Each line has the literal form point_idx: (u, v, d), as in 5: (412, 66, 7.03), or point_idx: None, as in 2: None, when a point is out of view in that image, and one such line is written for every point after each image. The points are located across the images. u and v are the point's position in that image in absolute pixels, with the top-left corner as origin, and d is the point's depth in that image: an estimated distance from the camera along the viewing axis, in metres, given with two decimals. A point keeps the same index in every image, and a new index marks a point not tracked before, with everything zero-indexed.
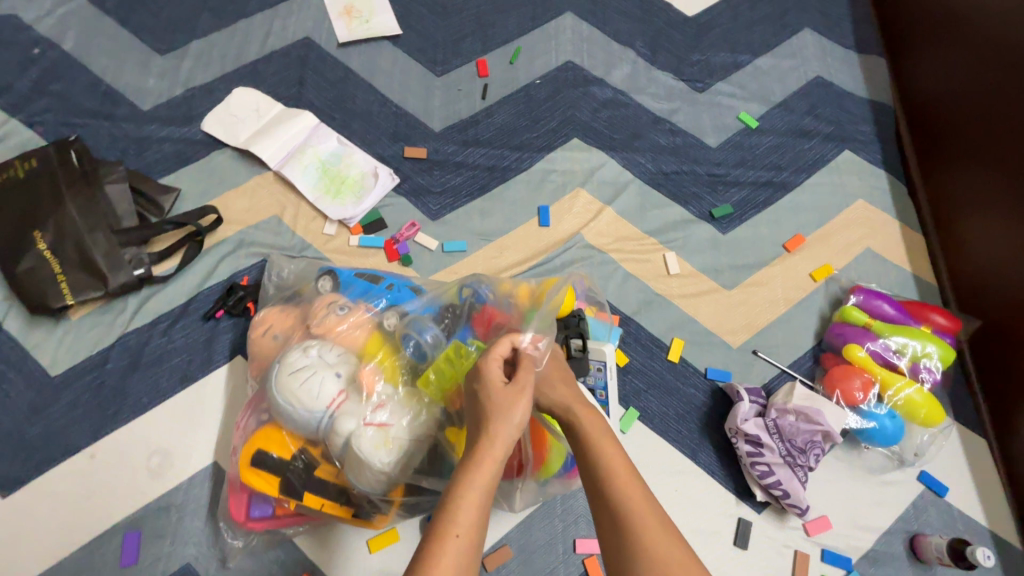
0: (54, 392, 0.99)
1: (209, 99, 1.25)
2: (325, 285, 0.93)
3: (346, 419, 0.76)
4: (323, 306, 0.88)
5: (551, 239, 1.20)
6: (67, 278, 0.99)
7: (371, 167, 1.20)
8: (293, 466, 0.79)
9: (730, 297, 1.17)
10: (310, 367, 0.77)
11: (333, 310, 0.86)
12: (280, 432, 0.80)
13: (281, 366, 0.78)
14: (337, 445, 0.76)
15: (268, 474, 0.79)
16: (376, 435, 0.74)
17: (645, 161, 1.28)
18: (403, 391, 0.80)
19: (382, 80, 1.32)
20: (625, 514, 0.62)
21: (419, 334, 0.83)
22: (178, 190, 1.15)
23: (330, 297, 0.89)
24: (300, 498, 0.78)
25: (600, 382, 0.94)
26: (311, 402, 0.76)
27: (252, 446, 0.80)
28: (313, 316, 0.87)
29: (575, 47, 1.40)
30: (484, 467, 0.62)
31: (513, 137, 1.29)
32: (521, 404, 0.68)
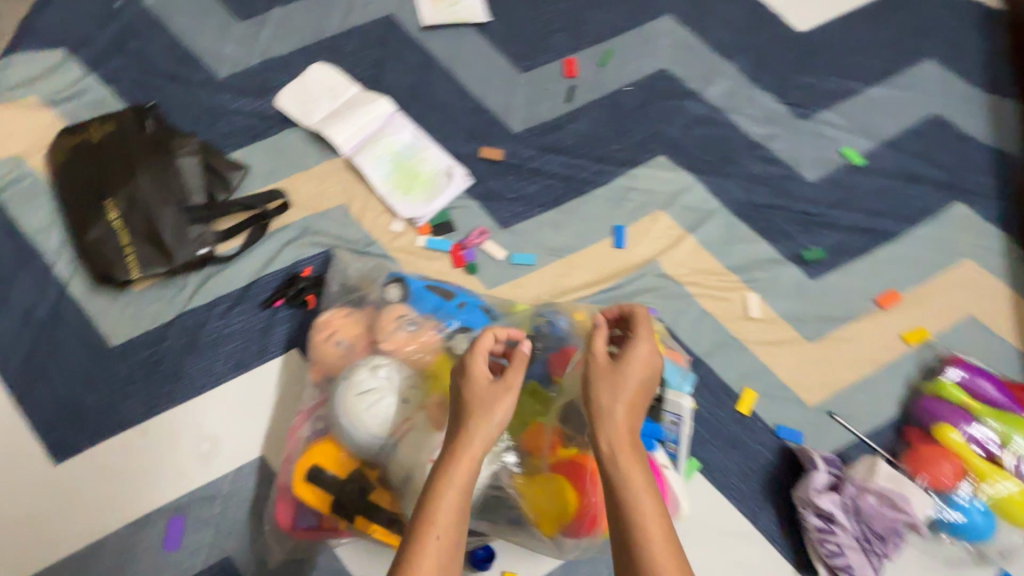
0: (110, 363, 0.98)
1: (285, 73, 1.20)
2: (395, 295, 0.89)
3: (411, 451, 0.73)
4: (391, 318, 0.84)
5: (625, 262, 1.13)
6: (134, 249, 0.96)
7: (445, 165, 1.15)
8: (347, 488, 0.75)
9: (811, 350, 1.09)
10: (377, 391, 0.75)
11: (402, 325, 0.84)
12: (337, 447, 0.78)
13: (349, 384, 0.76)
14: (398, 476, 0.73)
15: (324, 492, 0.76)
16: None
17: (735, 190, 1.19)
18: None
19: (464, 70, 1.24)
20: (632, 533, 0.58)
21: None
22: (247, 168, 1.11)
23: (399, 309, 0.85)
24: (351, 521, 0.76)
25: (673, 435, 0.87)
26: (377, 427, 0.74)
27: (308, 460, 0.78)
28: (381, 329, 0.83)
29: (671, 55, 1.30)
30: (462, 466, 0.61)
31: (595, 146, 1.20)
32: (506, 401, 0.66)
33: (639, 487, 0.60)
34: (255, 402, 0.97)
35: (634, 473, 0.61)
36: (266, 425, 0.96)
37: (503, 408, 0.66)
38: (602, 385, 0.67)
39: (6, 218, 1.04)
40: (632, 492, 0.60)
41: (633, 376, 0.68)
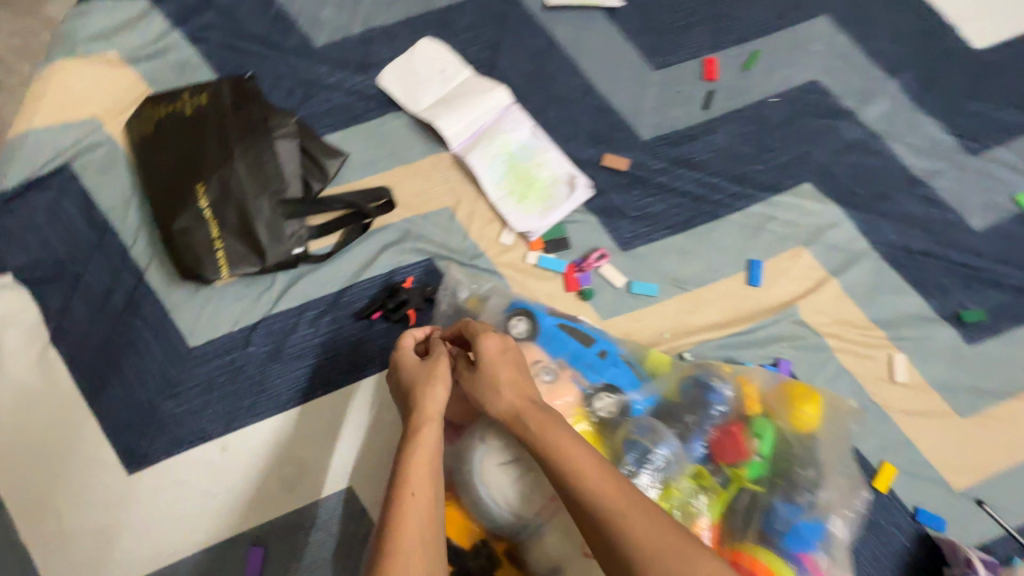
0: (189, 367, 0.88)
1: (390, 47, 1.05)
2: (520, 331, 0.78)
3: (556, 537, 0.65)
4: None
5: (757, 304, 1.00)
6: (224, 245, 0.85)
7: (565, 172, 1.01)
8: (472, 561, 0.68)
9: (960, 426, 0.96)
10: (522, 464, 0.66)
11: (537, 374, 0.73)
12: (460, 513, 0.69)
13: (486, 451, 0.67)
14: (539, 558, 0.66)
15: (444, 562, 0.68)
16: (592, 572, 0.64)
17: (888, 230, 1.04)
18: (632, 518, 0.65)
19: (590, 61, 1.09)
20: (574, 481, 0.54)
21: (654, 445, 0.67)
22: (345, 155, 0.97)
23: (530, 351, 0.75)
24: None
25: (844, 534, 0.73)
26: (521, 505, 0.66)
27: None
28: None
29: (825, 62, 1.12)
30: (423, 441, 0.61)
31: (732, 165, 1.06)
32: (437, 378, 0.67)
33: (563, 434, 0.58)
34: (345, 426, 0.87)
35: (550, 424, 0.60)
36: (356, 453, 0.86)
37: (437, 381, 0.67)
38: (492, 368, 0.66)
39: (80, 191, 0.93)
40: (559, 443, 0.57)
41: (497, 346, 0.67)
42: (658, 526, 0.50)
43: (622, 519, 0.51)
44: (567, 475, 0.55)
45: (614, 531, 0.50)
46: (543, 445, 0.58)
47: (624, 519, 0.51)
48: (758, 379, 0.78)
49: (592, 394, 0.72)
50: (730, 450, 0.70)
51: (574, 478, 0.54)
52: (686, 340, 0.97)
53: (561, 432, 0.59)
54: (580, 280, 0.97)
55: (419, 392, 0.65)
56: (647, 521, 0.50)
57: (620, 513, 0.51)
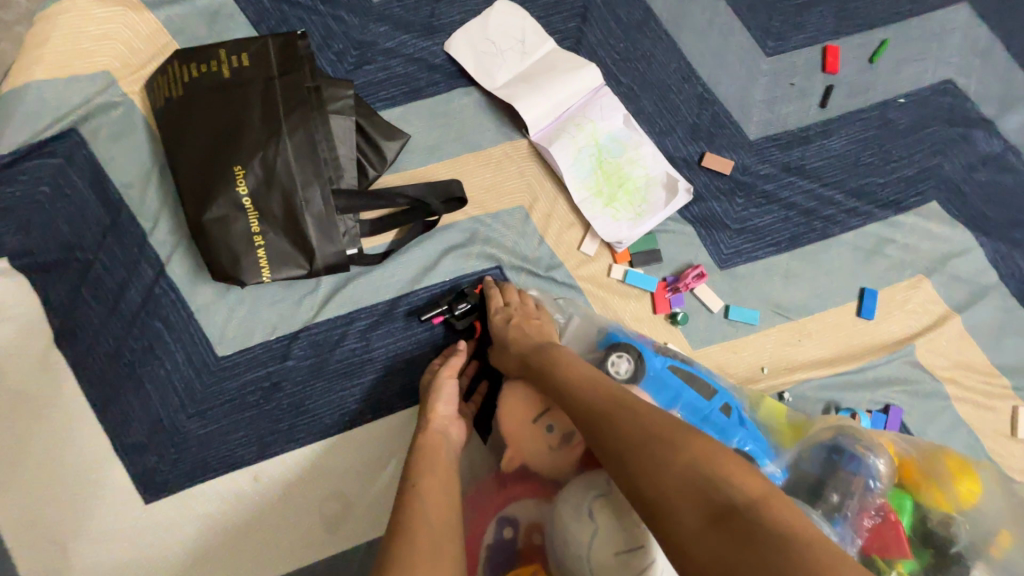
0: (217, 379, 0.75)
1: (460, 7, 0.88)
2: (622, 370, 0.68)
3: None
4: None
5: (868, 339, 0.87)
6: (266, 242, 0.70)
7: (661, 172, 0.86)
8: None
9: None
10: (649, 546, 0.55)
11: None
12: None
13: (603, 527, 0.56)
14: None
15: None
16: None
17: (1022, 263, 0.91)
18: None
19: (692, 40, 0.93)
20: (575, 398, 0.57)
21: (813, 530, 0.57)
22: (406, 136, 0.82)
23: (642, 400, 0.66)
24: None
25: None
26: None
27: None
28: None
29: (962, 60, 0.96)
30: (431, 441, 0.63)
31: (849, 175, 0.91)
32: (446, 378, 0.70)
33: (565, 361, 0.62)
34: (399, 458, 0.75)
35: (552, 358, 0.63)
36: None
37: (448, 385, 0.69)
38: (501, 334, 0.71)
39: (90, 161, 0.78)
40: (557, 370, 0.61)
41: (513, 320, 0.71)
42: (645, 419, 0.50)
43: (616, 421, 0.52)
44: (569, 395, 0.58)
45: (612, 433, 0.51)
46: (548, 378, 0.61)
47: (620, 420, 0.52)
48: (901, 443, 0.67)
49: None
50: (884, 537, 0.60)
51: (572, 396, 0.57)
52: (786, 377, 0.84)
53: (562, 363, 0.62)
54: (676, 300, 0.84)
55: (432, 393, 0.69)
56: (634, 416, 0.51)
57: (616, 416, 0.52)
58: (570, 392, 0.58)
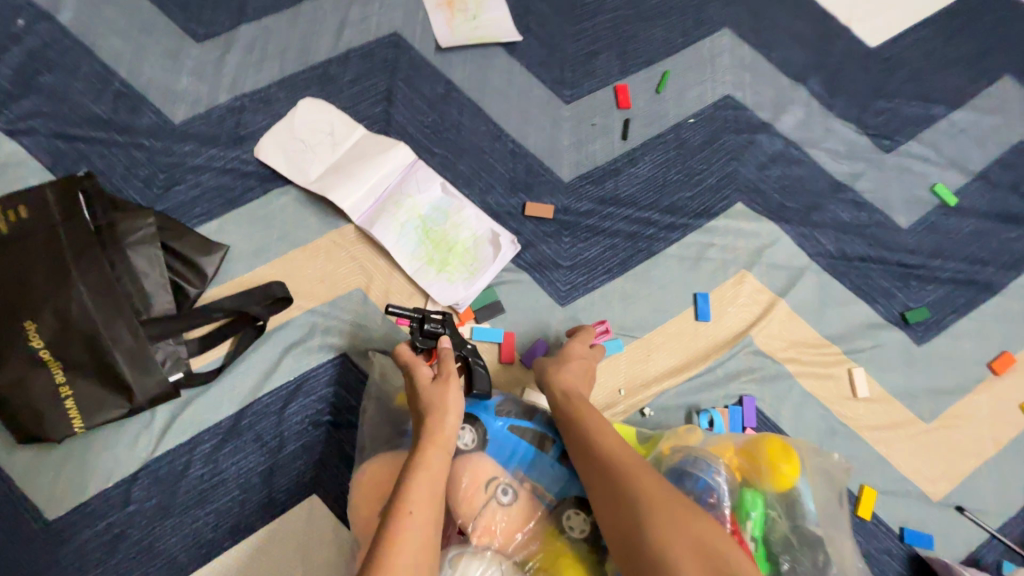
0: (49, 547, 0.70)
1: (265, 114, 0.92)
2: (469, 441, 0.69)
3: None
4: (475, 490, 0.66)
5: (711, 339, 0.93)
6: (74, 391, 0.68)
7: (486, 229, 0.91)
8: None
9: (927, 432, 0.94)
10: None
11: (493, 495, 0.66)
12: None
13: None
14: None
15: None
16: None
17: (826, 241, 1.01)
18: None
19: (496, 103, 1.00)
20: (601, 450, 0.65)
21: None
22: (226, 247, 0.82)
23: (484, 468, 0.67)
24: None
25: None
26: None
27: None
28: (465, 505, 0.65)
29: (735, 77, 1.09)
30: (433, 455, 0.60)
31: (662, 195, 0.99)
32: (451, 395, 0.65)
33: (614, 441, 0.66)
34: None
35: (601, 431, 0.67)
36: None
37: (453, 401, 0.65)
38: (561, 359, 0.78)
39: None
40: (596, 431, 0.67)
41: (578, 351, 0.80)
42: (683, 526, 0.56)
43: (642, 493, 0.59)
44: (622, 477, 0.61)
45: (626, 490, 0.60)
46: (584, 436, 0.67)
47: (653, 519, 0.57)
48: (727, 444, 0.73)
49: (558, 511, 0.68)
50: None
51: (623, 478, 0.61)
52: (643, 394, 0.89)
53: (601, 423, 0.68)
54: (533, 358, 0.87)
55: (431, 412, 0.64)
56: (670, 517, 0.56)
57: (638, 476, 0.61)
58: (601, 449, 0.65)
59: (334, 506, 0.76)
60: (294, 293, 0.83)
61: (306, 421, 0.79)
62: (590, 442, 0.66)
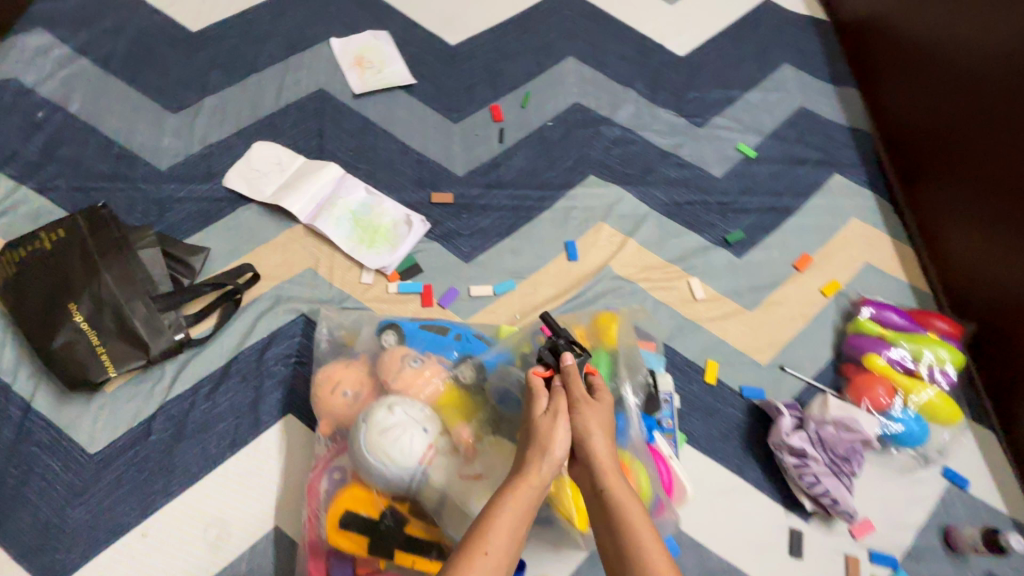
0: (95, 471, 0.95)
1: (229, 156, 1.24)
2: (390, 339, 0.93)
3: (440, 473, 0.77)
4: (396, 361, 0.87)
5: (581, 273, 1.25)
6: (107, 349, 0.95)
7: (402, 215, 1.23)
8: (383, 526, 0.78)
9: (753, 317, 1.24)
10: (400, 425, 0.77)
11: (406, 362, 0.87)
12: (369, 492, 0.80)
13: (369, 425, 0.77)
14: (432, 498, 0.77)
15: (359, 535, 0.78)
16: (475, 486, 0.76)
17: (660, 194, 1.36)
18: (494, 441, 0.81)
19: (401, 128, 1.34)
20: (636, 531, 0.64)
21: (504, 378, 0.87)
22: (207, 250, 1.13)
23: (400, 349, 0.89)
24: (391, 558, 0.78)
25: (666, 411, 0.99)
26: (403, 459, 0.76)
27: (340, 507, 0.79)
28: (388, 372, 0.86)
29: (580, 88, 1.46)
30: (515, 502, 0.67)
31: (533, 178, 1.34)
32: (555, 441, 0.71)
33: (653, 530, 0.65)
34: (255, 473, 0.98)
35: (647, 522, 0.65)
36: (276, 495, 0.96)
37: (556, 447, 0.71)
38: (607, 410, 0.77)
39: None
40: (630, 511, 0.66)
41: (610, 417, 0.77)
42: None
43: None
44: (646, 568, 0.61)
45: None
46: (628, 517, 0.66)
47: None
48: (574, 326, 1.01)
49: (455, 369, 0.88)
50: None
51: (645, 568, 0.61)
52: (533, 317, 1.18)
53: (636, 505, 0.67)
54: (448, 300, 1.17)
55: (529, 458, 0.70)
56: None
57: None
58: (649, 548, 0.63)
59: (305, 419, 1.02)
60: (262, 276, 1.13)
61: (278, 363, 1.06)
62: (633, 525, 0.65)
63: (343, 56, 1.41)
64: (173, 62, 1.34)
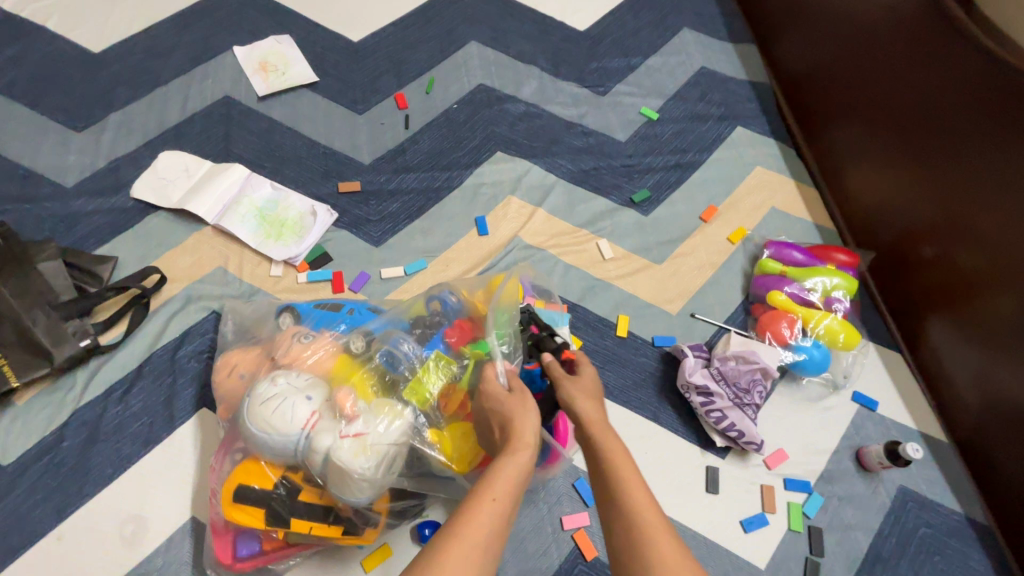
0: (8, 481, 0.96)
1: (136, 167, 1.27)
2: (286, 321, 0.96)
3: (322, 436, 0.78)
4: (288, 338, 0.90)
5: (492, 245, 1.27)
6: (9, 360, 0.99)
7: (309, 207, 1.25)
8: (276, 495, 0.80)
9: (663, 269, 1.27)
10: (280, 395, 0.80)
11: (297, 339, 0.90)
12: (259, 464, 0.82)
13: (252, 398, 0.81)
14: (317, 462, 0.78)
15: (252, 507, 0.80)
16: (353, 444, 0.77)
17: (565, 163, 1.39)
18: (375, 402, 0.82)
19: (307, 125, 1.37)
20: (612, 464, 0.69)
21: (392, 344, 0.90)
22: (115, 259, 1.15)
23: (293, 329, 0.92)
24: (288, 525, 0.80)
25: None
26: (285, 426, 0.78)
27: (233, 483, 0.81)
28: (278, 349, 0.90)
29: (483, 70, 1.50)
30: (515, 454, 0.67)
31: (440, 159, 1.36)
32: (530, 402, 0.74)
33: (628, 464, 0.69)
34: (170, 467, 0.99)
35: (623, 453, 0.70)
36: (192, 487, 0.98)
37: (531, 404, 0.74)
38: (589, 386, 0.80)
39: None
40: (622, 466, 0.69)
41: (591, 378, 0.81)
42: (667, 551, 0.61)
43: (658, 547, 0.61)
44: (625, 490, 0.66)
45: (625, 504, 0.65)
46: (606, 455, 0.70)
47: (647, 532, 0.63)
48: (472, 292, 0.98)
49: (346, 340, 0.91)
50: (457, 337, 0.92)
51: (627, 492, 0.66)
52: None
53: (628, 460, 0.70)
54: (359, 285, 1.19)
55: (518, 418, 0.71)
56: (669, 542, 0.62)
57: (634, 496, 0.66)
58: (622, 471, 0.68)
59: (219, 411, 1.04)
60: (171, 279, 1.15)
61: (191, 360, 1.08)
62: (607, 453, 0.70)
63: (246, 61, 1.44)
64: (77, 83, 1.36)
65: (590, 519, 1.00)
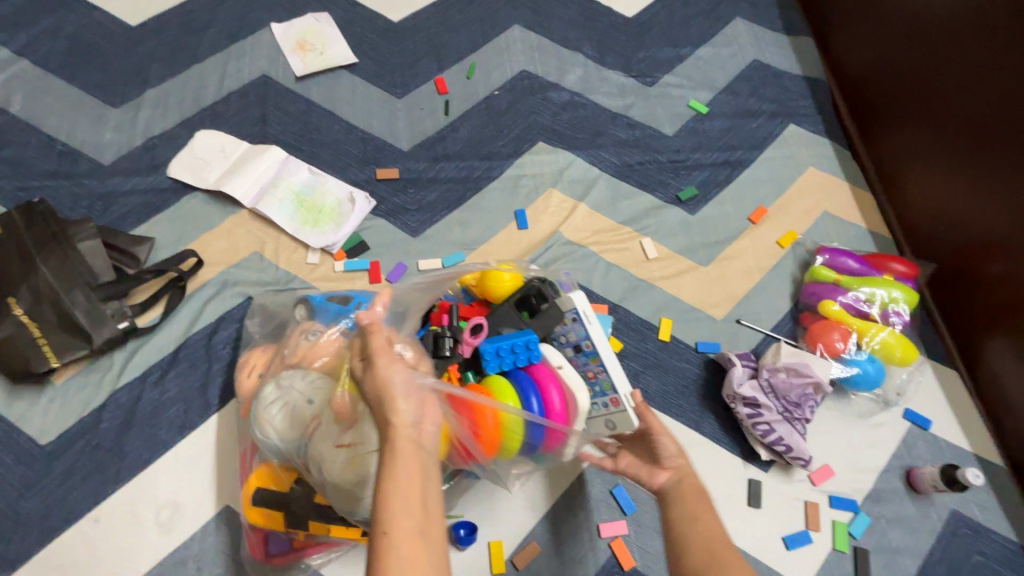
0: (46, 462, 0.96)
1: (172, 147, 1.24)
2: (301, 314, 0.94)
3: (320, 443, 0.76)
4: (297, 335, 0.88)
5: (531, 239, 1.23)
6: (49, 340, 0.98)
7: (346, 193, 1.22)
8: (294, 497, 0.81)
9: (709, 272, 1.22)
10: (283, 400, 0.80)
11: (306, 336, 0.88)
12: (275, 467, 0.83)
13: (258, 402, 0.81)
14: (318, 469, 0.76)
15: (272, 508, 0.81)
16: (346, 456, 0.74)
17: (609, 156, 1.34)
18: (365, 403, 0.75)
19: (345, 108, 1.33)
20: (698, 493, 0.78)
21: None
22: (152, 240, 1.13)
23: (305, 324, 0.90)
24: (307, 528, 0.81)
25: (581, 333, 0.92)
26: (290, 430, 0.80)
27: (252, 485, 0.82)
28: (288, 345, 0.88)
29: (526, 56, 1.44)
30: (398, 461, 0.58)
31: (480, 147, 1.32)
32: (386, 371, 0.63)
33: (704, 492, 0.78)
34: (203, 455, 0.98)
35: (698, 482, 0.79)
36: (215, 482, 0.97)
37: (393, 377, 0.63)
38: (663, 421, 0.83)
39: None
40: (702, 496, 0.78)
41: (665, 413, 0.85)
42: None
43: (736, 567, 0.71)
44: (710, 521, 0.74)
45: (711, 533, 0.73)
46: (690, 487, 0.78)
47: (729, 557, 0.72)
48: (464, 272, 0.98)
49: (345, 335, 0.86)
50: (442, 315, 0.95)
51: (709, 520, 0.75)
52: None
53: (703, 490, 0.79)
54: (396, 276, 1.16)
55: (385, 413, 0.62)
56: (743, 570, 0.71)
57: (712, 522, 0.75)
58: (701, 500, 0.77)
59: None
60: (206, 263, 1.13)
61: (226, 346, 1.06)
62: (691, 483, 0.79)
63: (284, 39, 1.40)
64: (113, 58, 1.34)
65: (628, 528, 0.98)
